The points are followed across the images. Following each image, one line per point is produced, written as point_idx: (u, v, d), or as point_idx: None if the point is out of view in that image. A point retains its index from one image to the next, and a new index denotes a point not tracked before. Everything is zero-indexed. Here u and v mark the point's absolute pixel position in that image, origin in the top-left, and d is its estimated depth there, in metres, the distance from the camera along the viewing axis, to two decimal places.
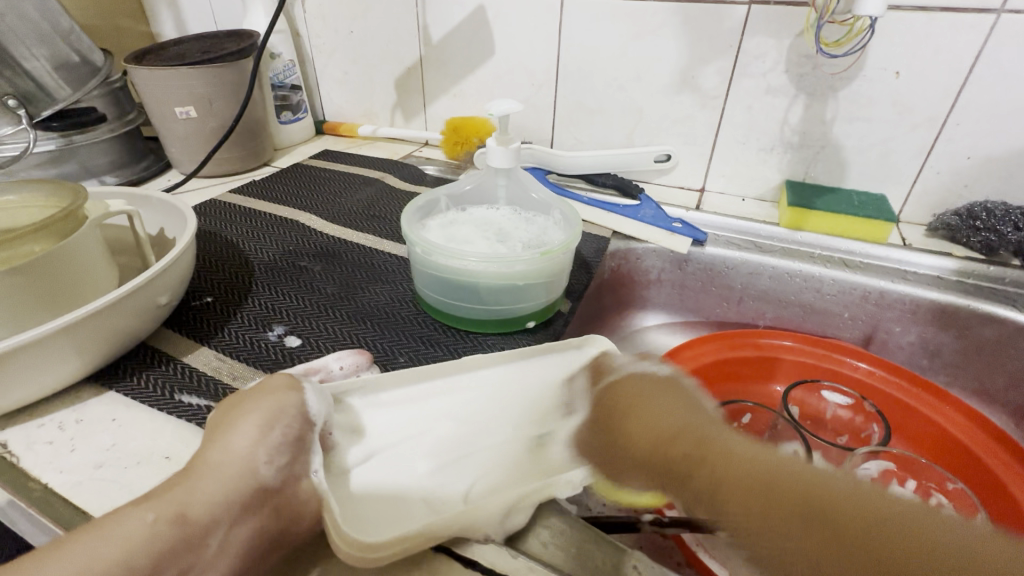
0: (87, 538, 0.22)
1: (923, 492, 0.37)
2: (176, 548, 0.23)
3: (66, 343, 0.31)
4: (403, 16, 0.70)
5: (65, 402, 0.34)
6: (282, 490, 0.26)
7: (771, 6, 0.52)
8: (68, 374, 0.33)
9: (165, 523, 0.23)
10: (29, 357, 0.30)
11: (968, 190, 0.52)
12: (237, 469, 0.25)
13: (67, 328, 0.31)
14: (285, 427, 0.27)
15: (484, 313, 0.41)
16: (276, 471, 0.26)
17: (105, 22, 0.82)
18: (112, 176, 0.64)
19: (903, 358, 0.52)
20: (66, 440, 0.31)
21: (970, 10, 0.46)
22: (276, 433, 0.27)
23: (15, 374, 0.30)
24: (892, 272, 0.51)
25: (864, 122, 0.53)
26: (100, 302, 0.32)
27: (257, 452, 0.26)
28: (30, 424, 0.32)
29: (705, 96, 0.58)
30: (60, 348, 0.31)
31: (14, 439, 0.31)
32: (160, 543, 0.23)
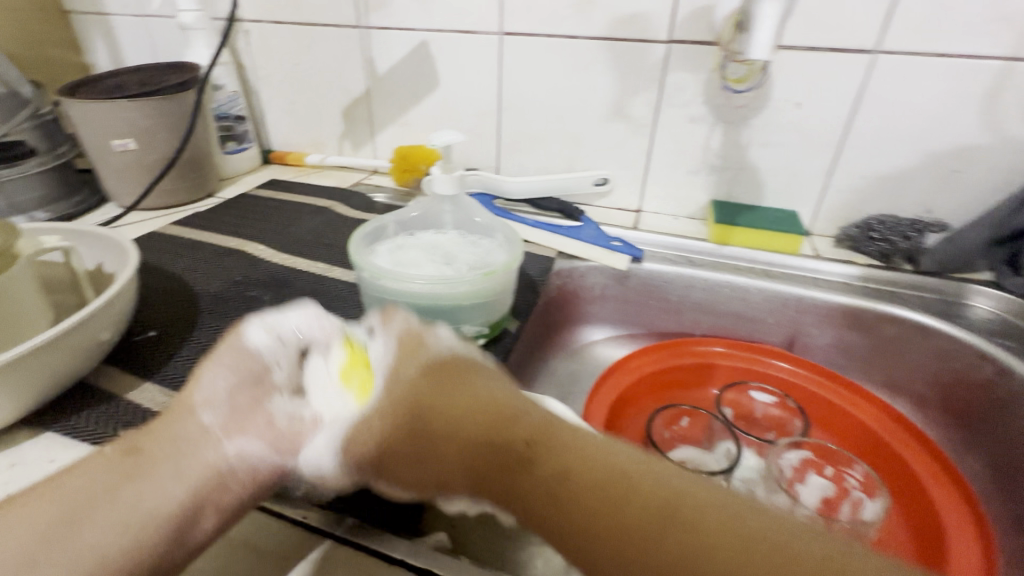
0: (101, 518, 0.27)
1: (838, 476, 0.40)
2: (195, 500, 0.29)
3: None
4: (349, 49, 0.72)
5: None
6: (278, 418, 0.32)
7: (688, 45, 0.57)
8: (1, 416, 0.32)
9: (177, 484, 0.29)
10: None
11: (866, 205, 0.59)
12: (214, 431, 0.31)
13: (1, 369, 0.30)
14: (243, 369, 0.32)
15: None
16: (254, 422, 0.32)
17: (34, 52, 0.79)
18: (43, 212, 0.62)
19: (822, 357, 0.58)
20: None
21: (852, 50, 0.53)
22: (236, 378, 0.32)
23: None
24: (806, 280, 0.56)
25: (775, 147, 0.60)
26: (36, 341, 0.31)
27: (228, 403, 0.32)
28: None
29: (636, 125, 0.63)
30: None
31: None
32: (182, 499, 0.28)
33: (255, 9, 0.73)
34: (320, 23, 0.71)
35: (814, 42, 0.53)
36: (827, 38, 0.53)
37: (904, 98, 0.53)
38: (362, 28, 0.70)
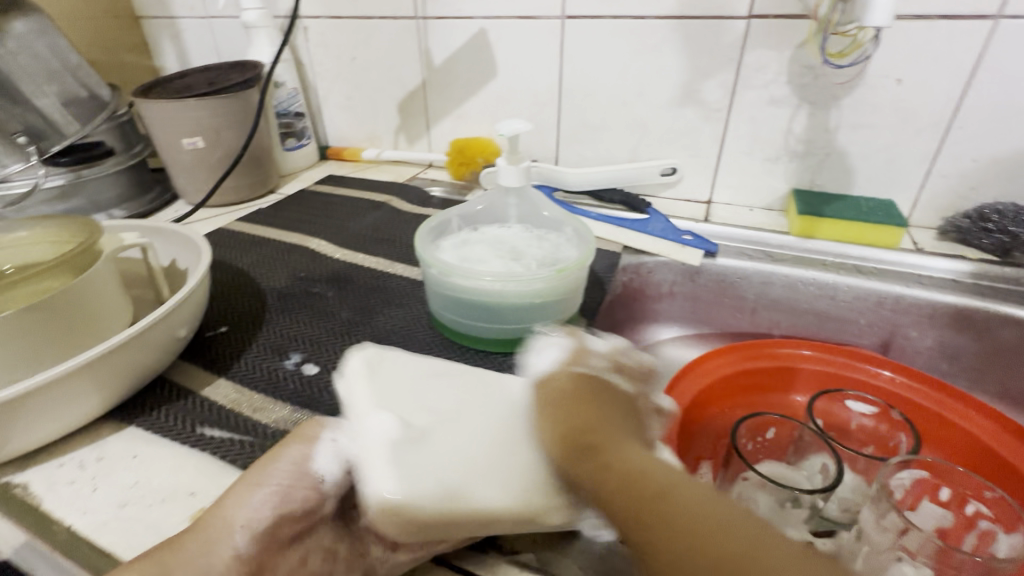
0: None
1: (959, 500, 0.36)
2: None
3: (85, 379, 0.31)
4: (405, 42, 0.71)
5: (85, 440, 0.33)
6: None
7: (770, 19, 0.52)
8: (88, 411, 0.33)
9: None
10: (49, 395, 0.30)
11: (976, 193, 0.53)
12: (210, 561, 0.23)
13: (87, 365, 0.31)
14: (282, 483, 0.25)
15: (502, 333, 0.41)
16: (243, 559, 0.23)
17: (110, 57, 0.83)
18: (120, 210, 0.65)
19: (923, 363, 0.52)
20: (88, 479, 0.31)
21: (968, 16, 0.46)
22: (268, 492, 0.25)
23: (36, 413, 0.30)
24: (905, 277, 0.51)
25: (869, 129, 0.54)
26: (118, 338, 0.32)
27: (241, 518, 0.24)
28: (52, 463, 0.32)
29: (709, 109, 0.59)
30: (80, 384, 0.31)
31: (36, 479, 0.31)
32: None
33: (314, 5, 0.73)
34: (377, 15, 0.70)
35: (921, 10, 0.47)
36: (938, 4, 0.47)
37: None
38: (419, 19, 0.68)
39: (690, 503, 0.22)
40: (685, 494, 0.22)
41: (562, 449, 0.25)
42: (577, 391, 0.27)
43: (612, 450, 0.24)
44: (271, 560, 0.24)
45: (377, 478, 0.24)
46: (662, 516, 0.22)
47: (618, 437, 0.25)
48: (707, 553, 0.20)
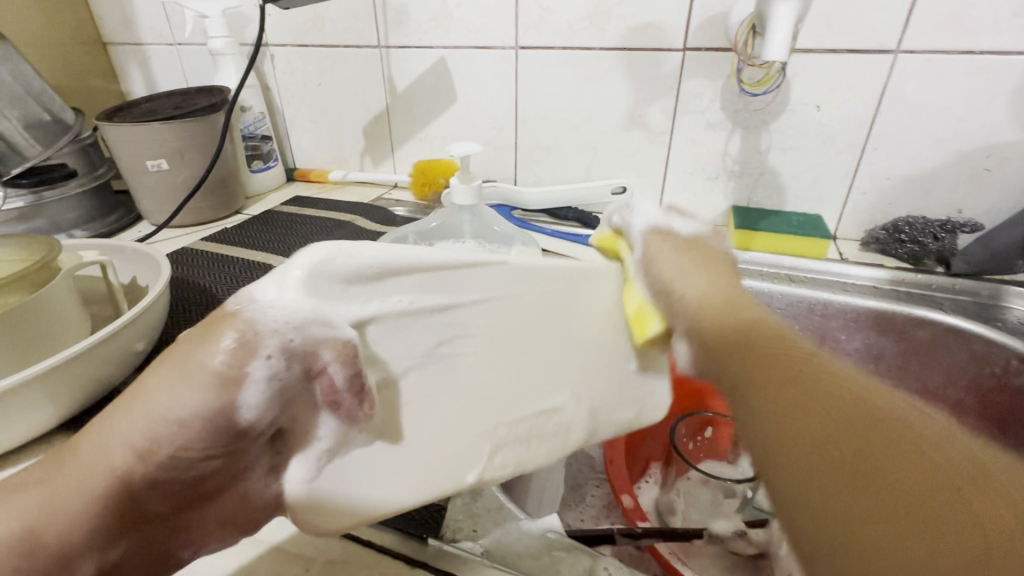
0: None
1: None
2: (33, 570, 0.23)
3: (38, 391, 0.32)
4: (369, 69, 0.74)
5: (36, 453, 0.34)
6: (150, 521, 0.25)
7: (702, 52, 0.57)
8: (41, 422, 0.33)
9: (11, 544, 0.23)
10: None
11: (892, 207, 0.58)
12: (94, 484, 0.24)
13: (39, 377, 0.31)
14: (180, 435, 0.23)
15: None
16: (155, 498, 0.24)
17: (75, 81, 0.84)
18: (81, 231, 0.65)
19: (852, 363, 0.56)
20: None
21: (871, 51, 0.52)
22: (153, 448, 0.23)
23: None
24: (832, 285, 0.55)
25: (796, 150, 0.59)
26: (72, 351, 0.33)
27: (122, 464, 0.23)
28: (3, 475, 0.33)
29: (653, 132, 0.63)
30: (32, 396, 0.32)
31: None
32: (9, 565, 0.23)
33: (280, 33, 0.76)
34: (342, 44, 0.74)
35: (831, 44, 0.53)
36: (845, 40, 0.52)
37: (928, 98, 0.52)
38: (382, 48, 0.72)
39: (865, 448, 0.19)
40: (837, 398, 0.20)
41: (716, 332, 0.24)
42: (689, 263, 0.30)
43: (794, 356, 0.22)
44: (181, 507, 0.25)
45: (400, 473, 0.28)
46: (805, 444, 0.20)
47: (768, 339, 0.23)
48: (853, 438, 0.19)
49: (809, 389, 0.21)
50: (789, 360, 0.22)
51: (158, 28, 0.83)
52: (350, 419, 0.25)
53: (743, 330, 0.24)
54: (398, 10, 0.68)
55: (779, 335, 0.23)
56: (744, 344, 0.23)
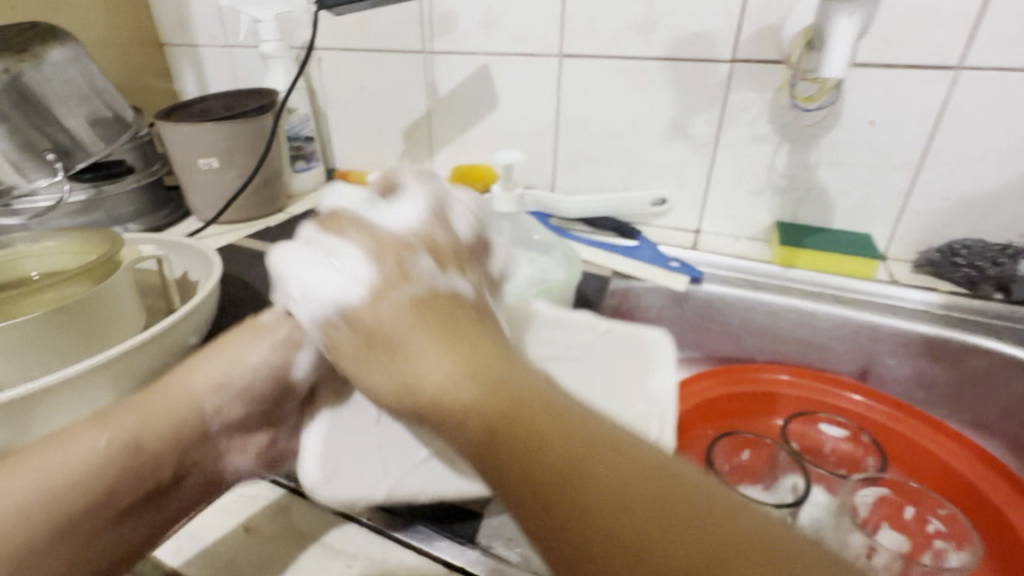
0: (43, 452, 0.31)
1: (920, 517, 0.37)
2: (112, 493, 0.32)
3: (100, 380, 0.34)
4: (413, 74, 0.75)
5: None
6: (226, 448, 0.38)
7: (752, 64, 0.56)
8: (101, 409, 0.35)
9: (115, 447, 0.32)
10: (66, 393, 0.32)
11: (948, 229, 0.55)
12: (181, 406, 0.35)
13: (102, 367, 0.33)
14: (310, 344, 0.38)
15: None
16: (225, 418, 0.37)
17: (133, 80, 0.88)
18: (136, 224, 0.68)
19: (899, 390, 0.54)
20: None
21: (933, 66, 0.50)
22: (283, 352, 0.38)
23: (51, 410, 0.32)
24: (881, 307, 0.53)
25: (845, 167, 0.57)
26: (130, 344, 0.34)
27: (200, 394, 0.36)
28: None
29: (696, 143, 0.62)
30: (94, 384, 0.33)
31: None
32: (111, 462, 0.32)
33: (329, 37, 0.78)
34: (387, 49, 0.75)
35: (890, 59, 0.51)
36: (905, 55, 0.50)
37: (991, 116, 0.50)
38: (427, 53, 0.73)
39: (736, 541, 0.21)
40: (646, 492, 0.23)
41: (468, 424, 0.26)
42: (433, 340, 0.29)
43: (575, 479, 0.24)
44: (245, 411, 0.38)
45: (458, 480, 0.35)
46: (596, 549, 0.22)
47: (516, 431, 0.25)
48: (661, 514, 0.22)
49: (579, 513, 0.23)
50: (550, 477, 0.24)
51: (213, 31, 0.86)
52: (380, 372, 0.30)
53: (647, 480, 0.24)
54: (444, 17, 0.69)
55: (563, 435, 0.25)
56: (498, 421, 0.26)
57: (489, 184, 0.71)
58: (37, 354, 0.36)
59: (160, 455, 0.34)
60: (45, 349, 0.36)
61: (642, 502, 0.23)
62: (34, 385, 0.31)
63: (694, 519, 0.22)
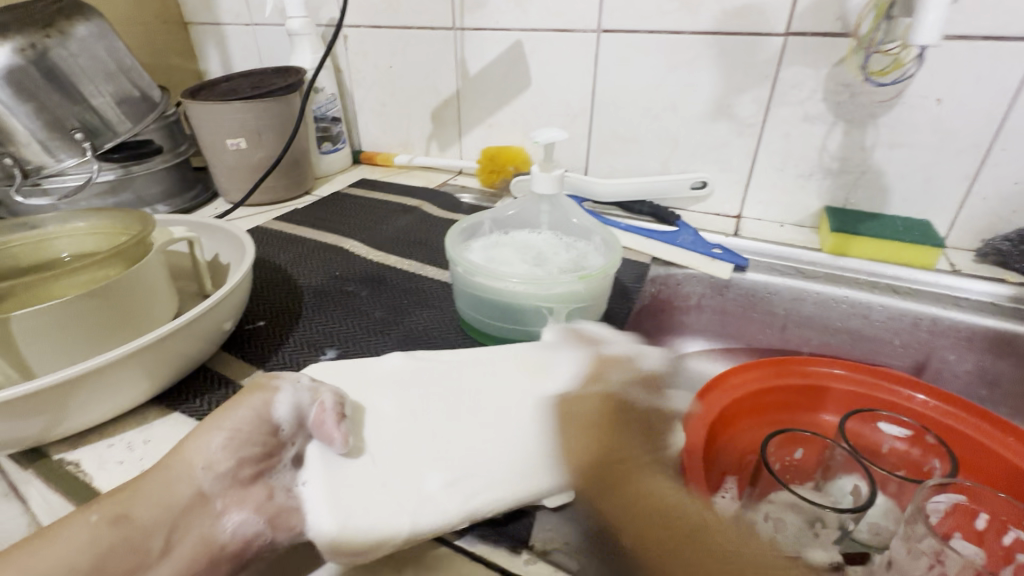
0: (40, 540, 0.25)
1: (997, 528, 0.35)
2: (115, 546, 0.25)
3: (136, 364, 0.32)
4: (442, 51, 0.73)
5: (132, 424, 0.35)
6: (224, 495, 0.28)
7: (808, 37, 0.53)
8: (136, 394, 0.34)
9: (105, 522, 0.26)
10: (102, 378, 0.31)
11: (1017, 216, 0.52)
12: (178, 471, 0.28)
13: (138, 351, 0.32)
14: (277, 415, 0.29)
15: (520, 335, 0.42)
16: (217, 479, 0.28)
17: (158, 60, 0.87)
18: (164, 206, 0.67)
19: (958, 387, 0.51)
20: (136, 461, 0.32)
21: (1012, 38, 0.46)
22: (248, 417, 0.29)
23: (89, 396, 0.31)
24: (942, 299, 0.50)
25: (906, 149, 0.53)
26: (167, 328, 0.33)
27: (198, 456, 0.28)
28: (102, 444, 0.34)
29: (742, 124, 0.59)
30: (132, 369, 0.32)
31: (88, 459, 0.33)
32: (100, 541, 0.25)
33: (356, 14, 0.75)
34: (416, 25, 0.72)
35: (964, 30, 0.47)
36: (982, 26, 0.47)
37: None
38: (457, 30, 0.70)
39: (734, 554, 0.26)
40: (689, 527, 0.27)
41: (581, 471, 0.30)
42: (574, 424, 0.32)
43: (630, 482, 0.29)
44: (240, 493, 0.28)
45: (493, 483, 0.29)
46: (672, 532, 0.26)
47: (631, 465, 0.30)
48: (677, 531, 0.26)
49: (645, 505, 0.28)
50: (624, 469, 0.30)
51: (237, 8, 0.85)
52: (329, 438, 0.29)
53: (658, 505, 0.27)
54: None
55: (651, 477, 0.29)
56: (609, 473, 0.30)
57: (520, 166, 0.68)
58: (72, 338, 0.35)
59: (150, 527, 0.26)
60: (79, 332, 0.35)
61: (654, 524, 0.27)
62: (73, 370, 0.30)
63: (699, 530, 0.27)
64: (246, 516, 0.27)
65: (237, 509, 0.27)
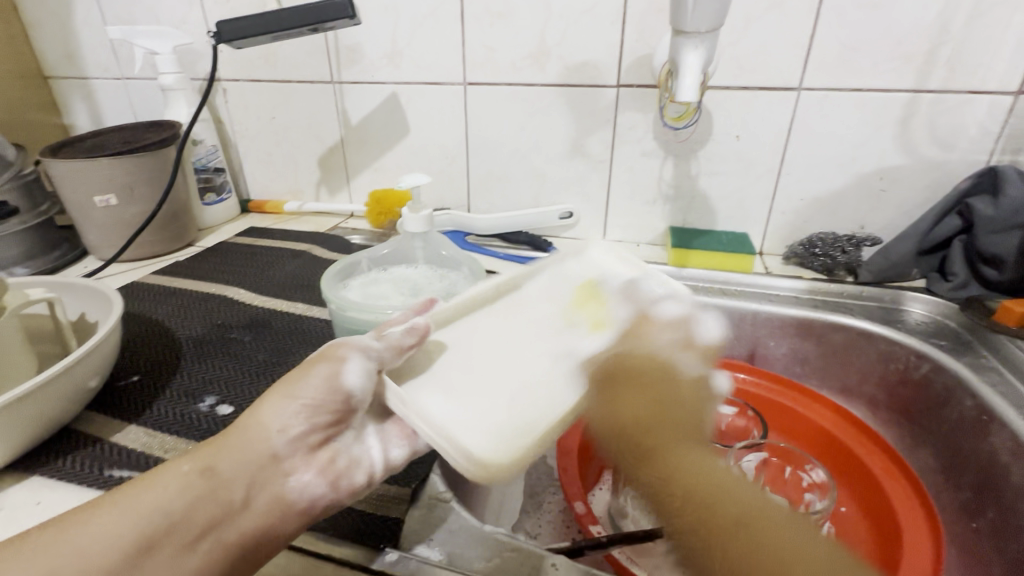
0: (106, 506, 0.29)
1: (796, 476, 0.43)
2: (197, 498, 0.30)
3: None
4: (323, 103, 0.76)
5: None
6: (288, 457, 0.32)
7: (634, 88, 0.63)
8: None
9: (194, 475, 0.30)
10: None
11: (807, 225, 0.64)
12: (255, 432, 0.32)
13: None
14: (315, 394, 0.33)
15: None
16: (288, 439, 0.32)
17: (14, 115, 0.82)
18: (23, 268, 0.64)
19: (782, 368, 0.61)
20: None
21: (778, 88, 0.59)
22: (304, 400, 0.33)
23: None
24: (759, 297, 0.61)
25: (721, 176, 0.65)
26: (22, 389, 0.33)
27: (280, 417, 0.33)
28: None
29: (594, 160, 0.68)
30: None
31: None
32: (189, 490, 0.30)
33: (233, 68, 0.77)
34: (295, 79, 0.76)
35: (745, 82, 0.59)
36: (757, 79, 0.59)
37: (829, 128, 0.59)
38: (335, 83, 0.74)
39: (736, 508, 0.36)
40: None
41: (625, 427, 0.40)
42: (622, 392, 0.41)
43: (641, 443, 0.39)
44: (308, 457, 0.33)
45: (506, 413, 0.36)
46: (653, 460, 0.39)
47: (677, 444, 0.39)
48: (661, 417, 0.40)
49: (692, 510, 0.36)
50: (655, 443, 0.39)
51: (105, 63, 0.83)
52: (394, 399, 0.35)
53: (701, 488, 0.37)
54: (351, 49, 0.71)
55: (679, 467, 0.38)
56: (638, 450, 0.39)
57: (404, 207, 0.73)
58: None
59: (231, 478, 0.31)
60: None
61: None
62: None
63: (665, 447, 0.39)
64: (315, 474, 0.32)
65: (305, 468, 0.32)
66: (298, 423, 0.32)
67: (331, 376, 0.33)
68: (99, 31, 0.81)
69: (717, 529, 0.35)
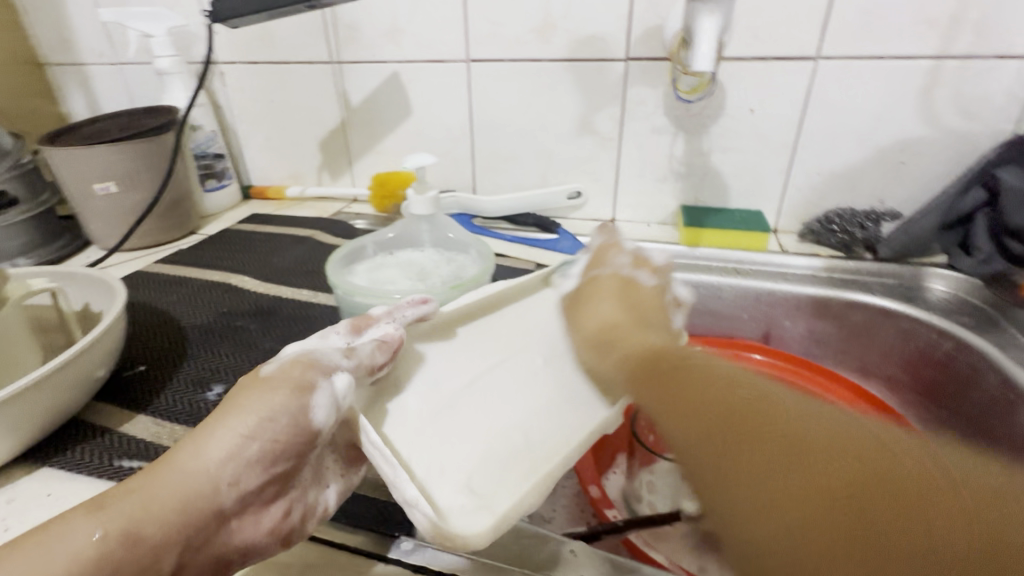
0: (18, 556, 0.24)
1: None
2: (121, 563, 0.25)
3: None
4: (322, 84, 0.74)
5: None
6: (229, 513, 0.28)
7: (644, 61, 0.61)
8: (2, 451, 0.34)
9: (111, 540, 0.25)
10: None
11: (824, 201, 0.62)
12: (198, 483, 0.28)
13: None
14: (273, 435, 0.29)
15: None
16: (238, 496, 0.28)
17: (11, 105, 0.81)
18: (26, 259, 0.63)
19: (798, 348, 0.60)
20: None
21: (795, 57, 0.56)
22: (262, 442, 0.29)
23: None
24: (775, 276, 0.59)
25: (734, 152, 0.63)
26: (27, 380, 0.32)
27: (222, 470, 0.28)
28: None
29: (603, 138, 0.66)
30: None
31: None
32: (105, 557, 0.25)
33: (229, 51, 0.75)
34: (294, 60, 0.74)
35: (760, 52, 0.57)
36: (772, 48, 0.57)
37: (847, 98, 0.57)
38: (334, 63, 0.72)
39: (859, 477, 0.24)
40: (771, 415, 0.28)
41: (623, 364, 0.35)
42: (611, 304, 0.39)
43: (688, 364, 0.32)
44: (259, 510, 0.29)
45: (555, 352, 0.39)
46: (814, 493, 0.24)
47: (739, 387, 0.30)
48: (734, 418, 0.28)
49: (686, 394, 0.30)
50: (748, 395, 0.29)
51: (98, 48, 0.81)
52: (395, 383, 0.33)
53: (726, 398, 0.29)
54: (349, 27, 0.69)
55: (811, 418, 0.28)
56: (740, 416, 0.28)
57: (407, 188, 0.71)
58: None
59: (161, 544, 0.26)
60: None
61: (820, 474, 0.25)
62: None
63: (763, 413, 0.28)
64: (261, 533, 0.29)
65: (255, 525, 0.29)
66: (253, 476, 0.29)
67: (299, 413, 0.29)
68: (91, 15, 0.79)
69: (765, 473, 0.26)
